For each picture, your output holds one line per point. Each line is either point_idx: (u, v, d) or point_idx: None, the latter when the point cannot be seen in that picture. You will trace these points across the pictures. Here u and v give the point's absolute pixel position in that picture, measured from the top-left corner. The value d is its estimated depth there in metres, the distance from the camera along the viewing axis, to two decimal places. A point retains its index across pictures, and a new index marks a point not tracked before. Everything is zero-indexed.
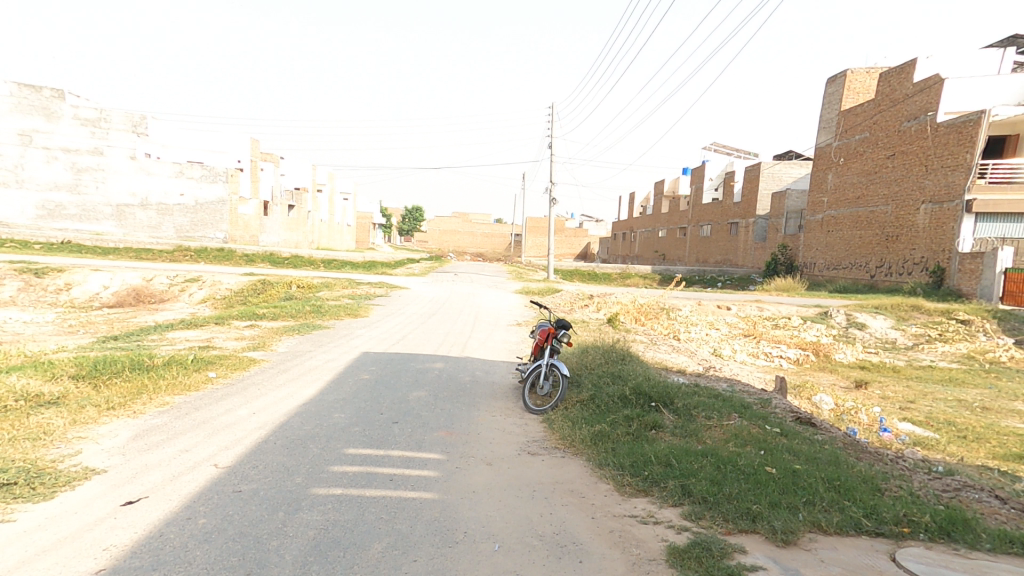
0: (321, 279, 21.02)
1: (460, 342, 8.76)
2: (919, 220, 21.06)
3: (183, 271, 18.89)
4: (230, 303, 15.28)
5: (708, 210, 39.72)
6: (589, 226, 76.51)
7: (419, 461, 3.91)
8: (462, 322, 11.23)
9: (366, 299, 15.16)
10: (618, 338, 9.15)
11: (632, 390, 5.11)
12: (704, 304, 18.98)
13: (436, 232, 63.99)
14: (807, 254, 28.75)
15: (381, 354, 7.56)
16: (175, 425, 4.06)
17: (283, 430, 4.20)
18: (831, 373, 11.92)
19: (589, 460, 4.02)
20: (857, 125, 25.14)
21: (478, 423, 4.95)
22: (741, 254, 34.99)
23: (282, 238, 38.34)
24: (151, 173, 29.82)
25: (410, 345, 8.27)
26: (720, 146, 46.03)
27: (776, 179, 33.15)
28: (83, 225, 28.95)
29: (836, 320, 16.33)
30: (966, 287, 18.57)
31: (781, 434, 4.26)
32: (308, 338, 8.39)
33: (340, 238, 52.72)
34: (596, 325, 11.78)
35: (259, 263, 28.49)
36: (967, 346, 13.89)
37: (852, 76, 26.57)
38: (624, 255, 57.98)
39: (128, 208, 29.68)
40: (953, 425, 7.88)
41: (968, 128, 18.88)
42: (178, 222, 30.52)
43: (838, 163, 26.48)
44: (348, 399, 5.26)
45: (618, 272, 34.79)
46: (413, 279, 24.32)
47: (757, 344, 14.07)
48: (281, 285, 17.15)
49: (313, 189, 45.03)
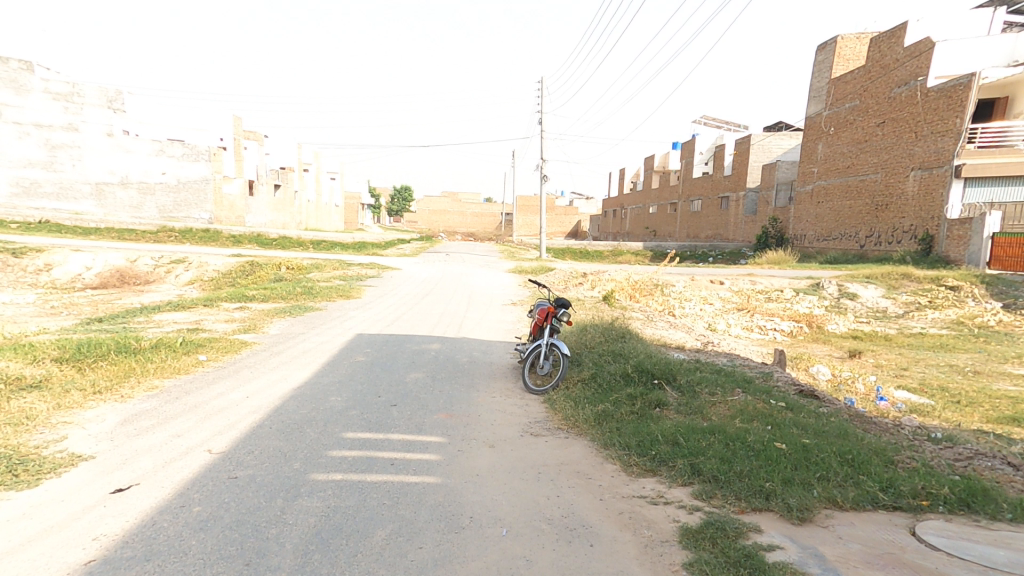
0: (310, 259, 20.69)
1: (456, 322, 8.63)
2: (908, 188, 21.06)
3: (168, 252, 18.49)
4: (219, 285, 14.98)
5: (699, 184, 39.57)
6: (580, 204, 76.14)
7: (421, 444, 3.82)
8: (456, 302, 11.11)
9: (357, 279, 14.96)
10: (615, 314, 9.09)
11: (634, 368, 5.04)
12: (697, 279, 18.98)
13: (426, 212, 63.35)
14: (798, 227, 28.80)
15: (375, 335, 7.42)
16: (165, 409, 3.91)
17: (279, 413, 4.07)
18: (824, 343, 12.00)
19: (594, 440, 3.95)
20: (848, 93, 24.94)
21: (478, 405, 4.86)
22: (733, 228, 35.00)
23: (269, 219, 37.68)
24: (130, 151, 29.08)
25: (405, 325, 8.15)
26: (710, 118, 45.73)
27: (767, 151, 32.96)
28: (60, 204, 27.82)
29: (828, 291, 16.43)
30: (954, 254, 18.66)
31: (786, 408, 4.22)
32: (300, 319, 8.22)
33: (328, 219, 51.99)
34: (591, 301, 11.73)
35: (246, 243, 28.01)
36: (957, 312, 13.99)
37: (842, 42, 26.30)
38: (615, 232, 57.85)
39: (107, 186, 28.86)
40: (946, 390, 7.95)
41: (958, 92, 18.75)
42: (161, 202, 30.13)
43: (829, 133, 26.36)
44: (343, 381, 5.13)
45: (611, 249, 34.69)
46: (403, 258, 24.06)
47: (750, 317, 14.13)
48: (269, 266, 16.85)
49: (298, 169, 44.18)
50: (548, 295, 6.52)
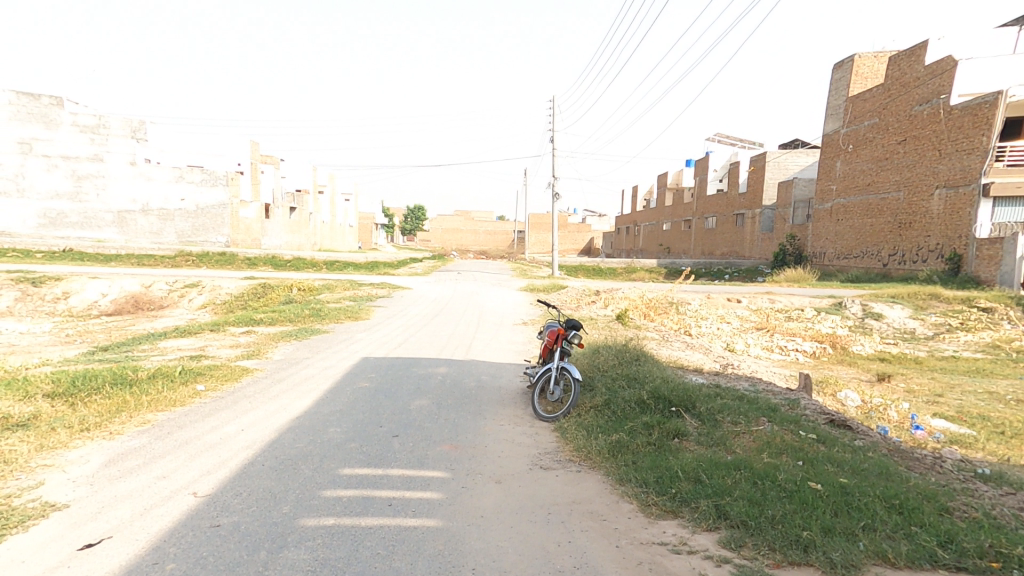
0: (323, 280, 20.75)
1: (465, 344, 8.41)
2: (933, 206, 20.53)
3: (182, 277, 18.74)
4: (230, 308, 15.02)
5: (713, 201, 39.23)
6: (592, 221, 76.10)
7: (421, 481, 3.56)
8: (466, 323, 10.91)
9: (368, 300, 14.88)
10: (630, 335, 8.80)
11: (650, 394, 4.73)
12: (714, 297, 18.57)
13: (439, 231, 63.83)
14: (816, 244, 28.25)
15: (381, 358, 7.24)
16: (153, 447, 3.72)
17: (273, 449, 3.85)
18: (851, 366, 11.53)
19: (608, 475, 3.66)
20: (866, 111, 24.59)
21: (485, 434, 4.60)
22: (748, 246, 34.51)
23: (284, 241, 38.17)
24: (151, 178, 29.63)
25: (412, 348, 7.94)
26: (723, 136, 45.64)
27: (782, 168, 32.60)
28: (85, 232, 28.86)
29: (851, 311, 15.93)
30: (985, 274, 18.07)
31: (818, 441, 3.89)
32: (306, 343, 8.06)
33: (343, 239, 52.57)
34: (605, 321, 11.44)
35: (261, 266, 28.31)
36: (991, 335, 13.40)
37: (859, 61, 26.09)
38: (628, 250, 57.50)
39: (129, 214, 29.51)
40: (987, 420, 7.48)
41: (983, 110, 18.34)
42: (180, 227, 30.52)
43: (847, 150, 25.96)
44: (345, 410, 4.91)
45: (624, 267, 34.38)
46: (415, 277, 24.06)
47: (771, 338, 13.71)
48: (281, 288, 16.89)
49: (314, 191, 44.86)
50: (559, 316, 6.29)
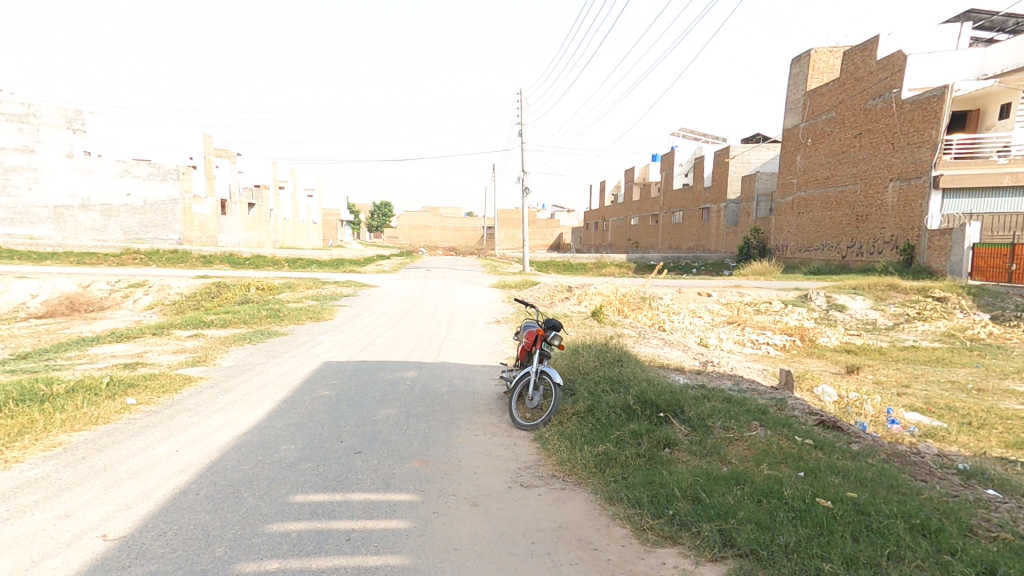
0: (282, 279, 19.84)
1: (434, 345, 7.96)
2: (887, 199, 21.15)
3: (126, 276, 17.63)
4: (181, 309, 14.10)
5: (679, 196, 39.70)
6: (561, 216, 76.28)
7: (386, 507, 3.13)
8: (435, 322, 10.44)
9: (330, 299, 14.21)
10: (606, 333, 8.52)
11: (636, 399, 4.44)
12: (684, 291, 18.65)
13: (406, 227, 62.70)
14: (779, 237, 28.86)
15: (343, 363, 6.73)
16: (60, 477, 3.16)
17: (212, 473, 3.35)
18: (818, 358, 11.63)
19: (596, 492, 3.32)
20: (824, 106, 25.17)
21: (458, 447, 4.18)
22: (714, 240, 35.07)
23: (243, 238, 36.56)
24: (91, 172, 27.80)
25: (378, 350, 7.45)
26: (688, 131, 46.35)
27: (745, 163, 33.23)
28: (14, 229, 26.65)
29: (816, 303, 16.23)
30: (936, 264, 18.64)
31: (815, 446, 3.65)
32: (260, 347, 7.45)
33: (306, 236, 50.94)
34: (579, 318, 11.17)
35: (217, 263, 26.96)
36: (947, 323, 13.73)
37: (816, 56, 26.63)
38: (597, 245, 57.85)
39: (66, 210, 27.58)
40: (955, 410, 7.50)
41: (932, 104, 18.90)
42: (126, 224, 28.69)
43: (807, 145, 26.55)
44: (301, 423, 4.42)
45: (593, 262, 34.41)
46: (381, 275, 23.33)
47: (741, 331, 13.78)
48: (237, 287, 16.02)
49: (274, 186, 43.21)
50: (538, 315, 5.96)
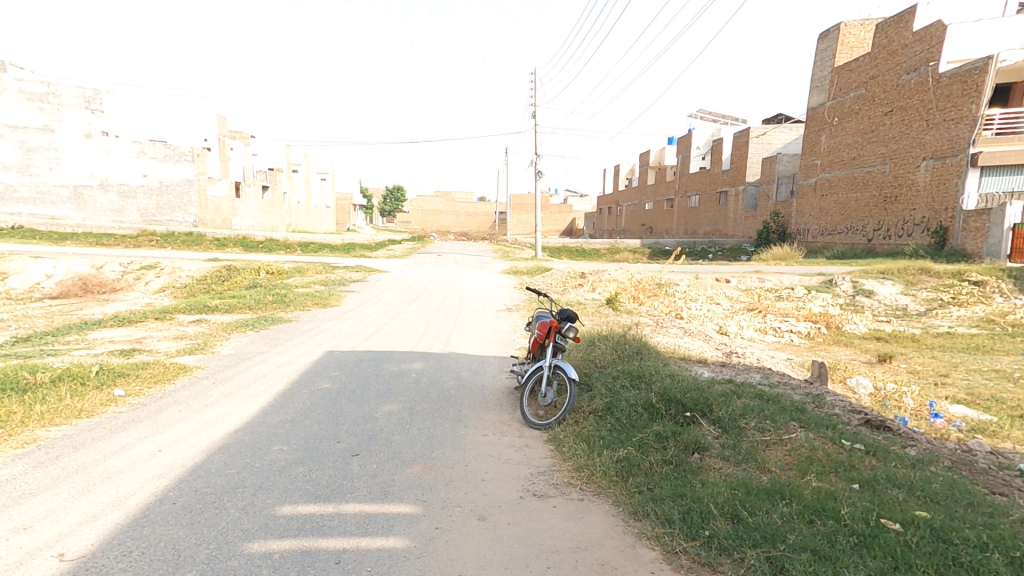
0: (293, 263, 19.62)
1: (443, 334, 7.63)
2: (919, 179, 20.22)
3: (139, 257, 17.60)
4: (191, 292, 13.96)
5: (696, 179, 38.72)
6: (573, 201, 75.34)
7: (382, 522, 2.79)
8: (446, 309, 10.10)
9: (340, 284, 13.94)
10: (623, 322, 8.12)
11: (659, 396, 4.05)
12: (702, 277, 18.08)
13: (418, 212, 62.35)
14: (800, 221, 27.96)
15: (347, 353, 6.42)
16: (27, 481, 2.87)
17: (194, 478, 3.05)
18: (847, 346, 11.09)
19: (619, 504, 2.95)
20: (853, 82, 24.05)
21: (465, 450, 3.83)
22: (731, 224, 34.19)
23: (256, 222, 36.53)
24: (109, 153, 27.96)
25: (384, 340, 7.14)
26: (705, 112, 45.08)
27: (766, 144, 32.20)
28: (37, 209, 26.82)
29: (841, 288, 15.60)
30: (971, 246, 17.82)
31: (867, 452, 3.23)
32: (263, 334, 7.17)
33: (319, 221, 50.88)
34: (594, 306, 10.77)
35: (231, 247, 26.94)
36: (984, 309, 13.02)
37: (846, 29, 25.27)
38: (610, 230, 57.02)
39: (86, 190, 27.70)
40: (1002, 402, 6.97)
41: (974, 76, 17.88)
42: (143, 205, 28.96)
43: (832, 124, 25.50)
44: (297, 419, 4.10)
45: (608, 247, 33.79)
46: (392, 260, 23.07)
47: (764, 318, 13.26)
48: (247, 271, 15.86)
49: (287, 170, 43.04)
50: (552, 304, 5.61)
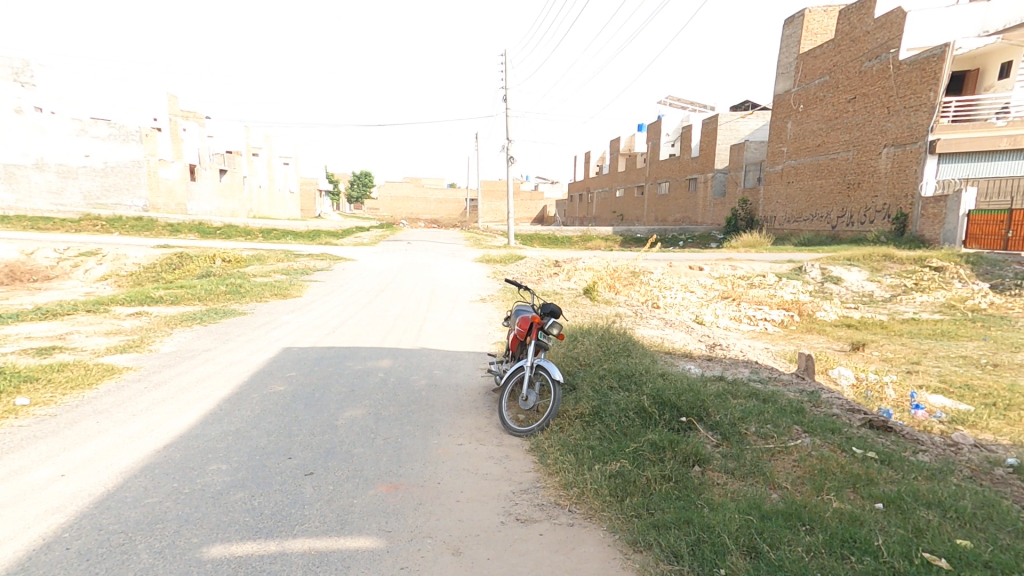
0: (251, 250, 18.64)
1: (413, 328, 7.13)
2: (881, 166, 20.57)
3: (78, 243, 16.41)
4: (139, 281, 12.98)
5: (666, 166, 38.82)
6: (545, 188, 74.90)
7: (335, 562, 2.32)
8: (415, 300, 9.58)
9: (301, 273, 13.20)
10: (601, 314, 7.79)
11: (652, 400, 3.71)
12: (675, 265, 18.01)
13: (387, 199, 60.83)
14: (767, 208, 28.31)
15: (306, 349, 5.84)
16: None
17: (100, 511, 2.51)
18: (819, 334, 11.07)
19: (615, 531, 2.57)
20: (818, 69, 24.26)
21: (437, 465, 3.38)
22: (701, 212, 34.45)
23: (214, 207, 34.77)
24: (45, 130, 25.65)
25: (347, 333, 6.60)
26: (675, 100, 45.20)
27: (734, 132, 32.44)
28: None
29: (811, 275, 15.73)
30: (929, 232, 18.16)
31: (882, 457, 2.92)
32: (211, 328, 6.52)
33: (283, 207, 48.98)
34: (570, 296, 10.43)
35: (185, 233, 25.45)
36: (945, 294, 13.22)
37: (810, 15, 25.46)
38: (582, 217, 56.91)
39: (19, 169, 25.36)
40: (975, 389, 6.91)
41: (932, 64, 18.16)
42: (86, 187, 27.23)
43: (798, 111, 25.74)
44: (241, 430, 3.57)
45: (580, 235, 33.64)
46: (359, 248, 22.26)
47: (738, 307, 13.21)
48: (201, 258, 14.90)
49: (247, 153, 41.11)
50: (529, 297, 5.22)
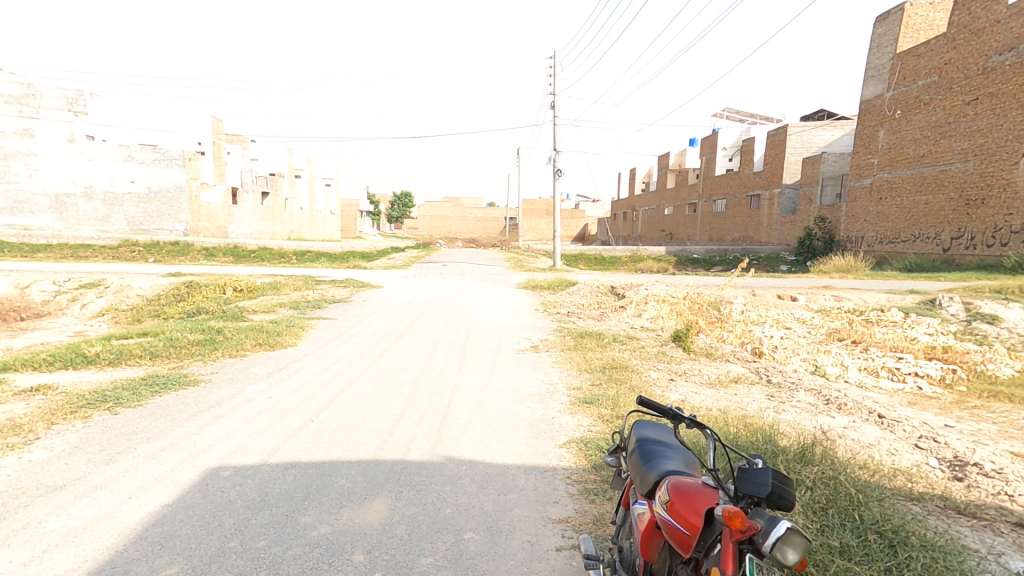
0: (270, 277, 16.77)
1: (436, 415, 4.64)
2: (1016, 178, 16.95)
3: (85, 273, 15.06)
4: (137, 317, 11.10)
5: (723, 182, 35.55)
6: (586, 206, 71.95)
7: None
8: (444, 351, 7.12)
9: (315, 307, 11.05)
10: (726, 405, 5.00)
11: None
12: (761, 294, 14.92)
13: (427, 218, 59.74)
14: (851, 227, 24.42)
15: (247, 476, 3.47)
16: None
17: None
18: (1011, 403, 7.73)
19: None
20: (921, 68, 20.78)
21: None
22: (766, 231, 30.96)
23: (256, 229, 33.82)
24: (93, 158, 25.66)
25: (330, 433, 4.24)
26: (732, 111, 41.93)
27: (807, 143, 28.98)
28: (14, 218, 24.91)
29: (948, 312, 12.35)
30: None
31: None
32: (113, 425, 4.25)
33: (324, 227, 48.35)
34: (654, 347, 7.74)
35: (220, 256, 24.15)
36: None
37: (911, 10, 21.91)
38: (626, 235, 53.82)
39: (68, 198, 25.51)
40: None
41: None
42: (130, 213, 26.46)
43: (893, 117, 22.14)
44: None
45: (630, 256, 30.78)
46: (391, 272, 20.27)
47: (866, 354, 9.99)
48: (209, 288, 12.99)
49: (290, 175, 40.51)
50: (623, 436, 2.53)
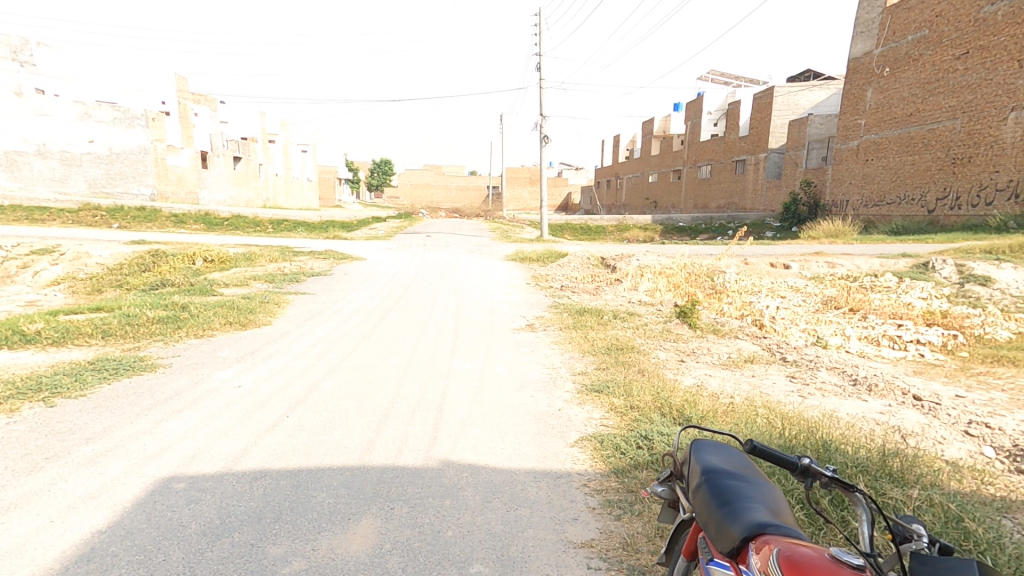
0: (241, 245, 15.80)
1: (429, 410, 4.08)
2: (1004, 135, 16.70)
3: (37, 239, 13.87)
4: (98, 287, 10.17)
5: (709, 147, 34.95)
6: (569, 175, 70.72)
7: None
8: (435, 331, 6.54)
9: (291, 279, 10.30)
10: (747, 390, 4.55)
11: None
12: (753, 262, 14.54)
13: (407, 186, 58.06)
14: (837, 191, 24.11)
15: (206, 490, 2.89)
16: None
17: None
18: (1016, 367, 7.49)
19: None
20: (911, 23, 20.18)
21: None
22: (751, 197, 30.57)
23: (228, 196, 32.23)
24: (46, 114, 23.23)
25: (307, 433, 3.65)
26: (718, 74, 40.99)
27: (793, 105, 28.40)
28: None
29: (942, 275, 12.14)
30: None
31: None
32: (45, 420, 3.60)
33: (301, 195, 46.59)
34: (654, 322, 7.28)
35: (190, 223, 22.85)
36: None
37: None
38: (610, 204, 53.12)
39: (20, 155, 23.11)
40: None
41: None
42: (90, 175, 24.70)
43: (881, 75, 21.64)
44: None
45: (616, 224, 30.24)
46: (370, 241, 19.40)
47: (865, 322, 9.69)
48: (176, 258, 12.07)
49: (263, 139, 38.53)
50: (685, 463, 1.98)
